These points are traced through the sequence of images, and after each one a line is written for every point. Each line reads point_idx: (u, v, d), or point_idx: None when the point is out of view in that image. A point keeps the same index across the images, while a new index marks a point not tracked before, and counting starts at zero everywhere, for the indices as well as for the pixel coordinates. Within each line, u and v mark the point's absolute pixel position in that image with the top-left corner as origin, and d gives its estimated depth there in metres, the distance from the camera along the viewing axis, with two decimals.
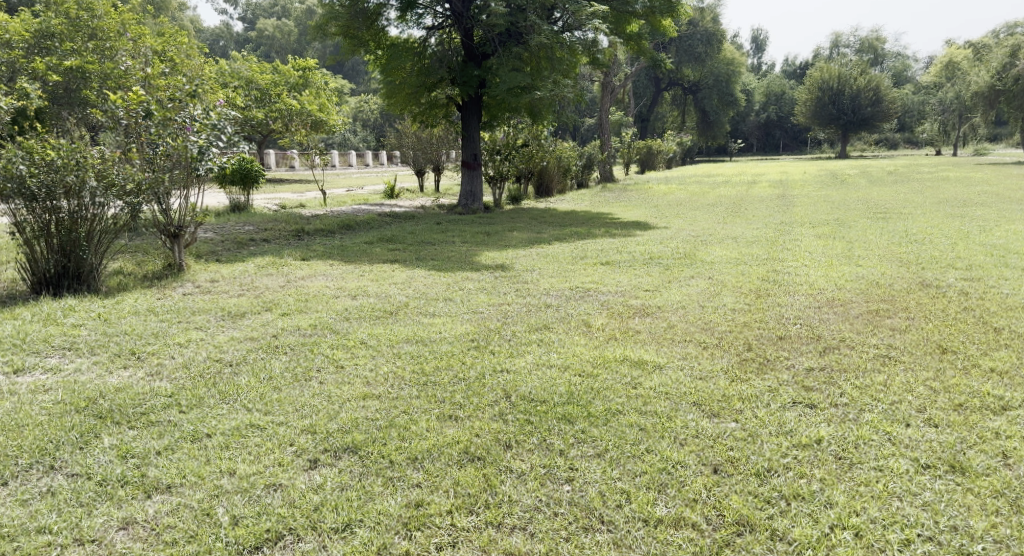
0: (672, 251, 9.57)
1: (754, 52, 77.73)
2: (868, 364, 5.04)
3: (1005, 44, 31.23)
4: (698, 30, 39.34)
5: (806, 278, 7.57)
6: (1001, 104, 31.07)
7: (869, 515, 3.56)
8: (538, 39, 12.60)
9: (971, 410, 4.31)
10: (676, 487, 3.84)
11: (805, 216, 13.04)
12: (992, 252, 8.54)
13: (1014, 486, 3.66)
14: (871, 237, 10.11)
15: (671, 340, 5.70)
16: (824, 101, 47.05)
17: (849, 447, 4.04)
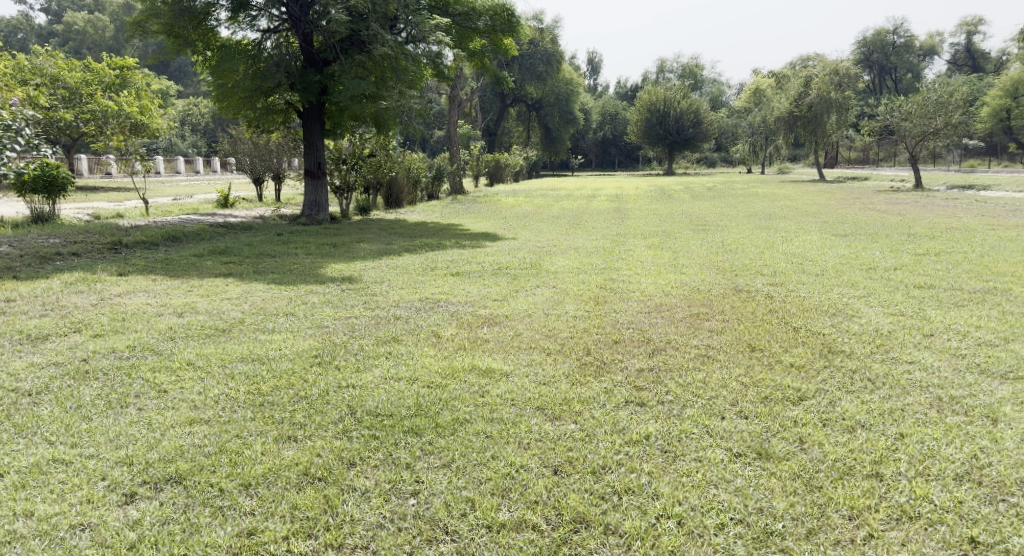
0: (518, 261, 9.80)
1: (590, 73, 81.80)
2: (691, 363, 5.42)
3: (799, 74, 34.95)
4: (538, 50, 40.80)
5: (638, 285, 8.03)
6: (799, 129, 34.56)
7: (690, 504, 3.81)
8: (382, 48, 12.46)
9: (775, 402, 4.76)
10: (519, 491, 3.93)
11: (638, 227, 13.83)
12: (792, 260, 9.49)
13: (809, 468, 4.04)
14: (694, 247, 10.90)
15: (517, 347, 5.84)
16: (652, 122, 50.15)
17: (673, 441, 4.32)
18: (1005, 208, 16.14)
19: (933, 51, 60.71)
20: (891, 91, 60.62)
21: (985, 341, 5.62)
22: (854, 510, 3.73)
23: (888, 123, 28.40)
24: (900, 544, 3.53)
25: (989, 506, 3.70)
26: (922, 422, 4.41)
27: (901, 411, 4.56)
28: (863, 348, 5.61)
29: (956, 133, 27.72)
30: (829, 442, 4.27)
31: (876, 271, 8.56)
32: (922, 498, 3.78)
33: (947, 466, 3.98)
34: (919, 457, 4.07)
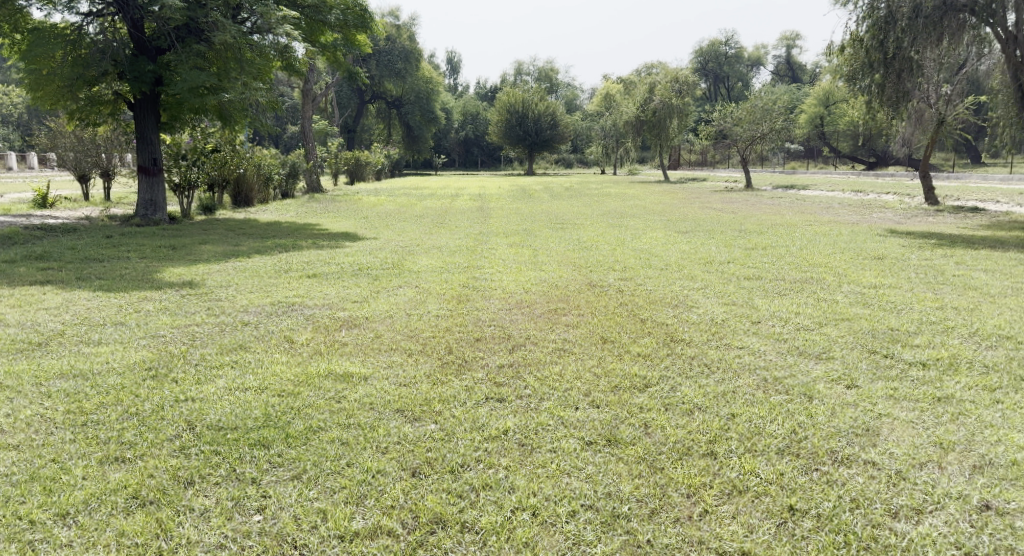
0: (380, 261, 9.60)
1: (449, 72, 81.96)
2: (548, 357, 5.54)
3: (644, 80, 36.80)
4: (395, 47, 40.33)
5: (499, 283, 8.10)
6: (645, 132, 36.44)
7: (543, 494, 3.86)
8: (223, 38, 11.76)
9: (624, 390, 4.94)
10: (374, 497, 3.83)
11: (498, 225, 13.98)
12: (640, 255, 9.96)
13: (652, 451, 4.19)
14: (553, 245, 11.15)
15: (377, 349, 5.71)
16: (511, 123, 50.88)
17: (530, 434, 4.38)
18: (820, 206, 17.87)
19: (758, 63, 66.25)
20: (724, 99, 65.41)
21: (803, 326, 6.16)
22: (691, 488, 3.88)
23: (722, 127, 30.59)
24: (731, 517, 3.68)
25: (805, 475, 3.92)
26: (750, 403, 4.70)
27: (732, 393, 4.85)
28: (701, 336, 5.97)
29: (780, 138, 30.34)
30: (671, 425, 4.46)
31: (713, 264, 9.15)
32: (749, 472, 3.98)
33: (771, 441, 4.22)
34: (747, 435, 4.30)
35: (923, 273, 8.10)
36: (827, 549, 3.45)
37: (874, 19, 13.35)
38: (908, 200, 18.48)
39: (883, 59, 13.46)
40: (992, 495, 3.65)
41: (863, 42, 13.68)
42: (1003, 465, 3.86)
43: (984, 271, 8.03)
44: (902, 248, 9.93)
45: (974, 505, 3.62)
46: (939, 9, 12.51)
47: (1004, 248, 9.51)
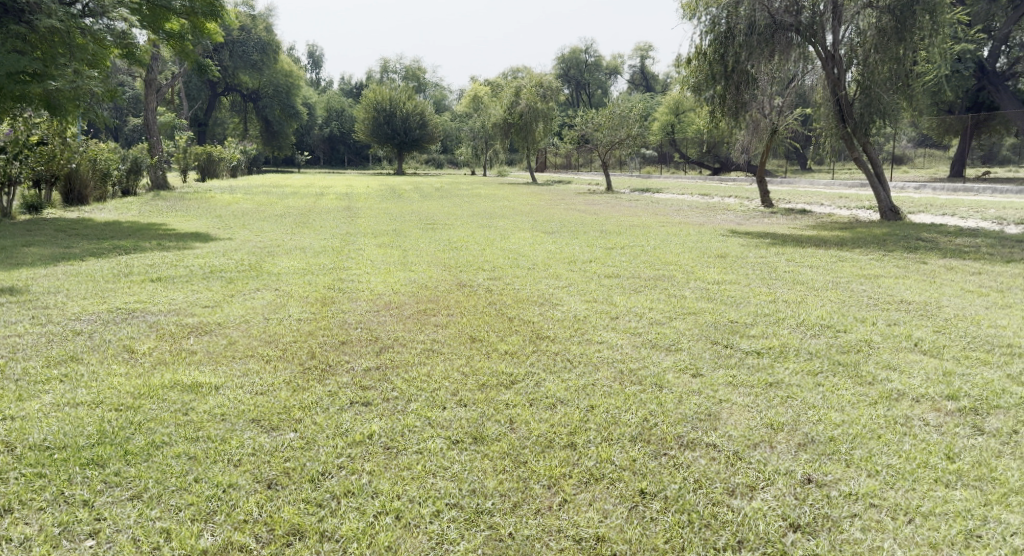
0: (236, 263, 9.18)
1: (312, 67, 79.53)
2: (416, 358, 5.52)
3: (510, 83, 37.41)
4: (251, 38, 38.75)
5: (366, 284, 7.98)
6: (512, 134, 37.09)
7: (407, 496, 3.82)
8: (48, 21, 10.82)
9: (490, 388, 4.99)
10: (225, 512, 3.67)
11: (365, 226, 13.76)
12: (508, 255, 10.13)
13: (516, 446, 4.24)
14: (421, 245, 11.11)
15: (231, 357, 5.46)
16: (379, 121, 49.96)
17: (396, 437, 4.33)
18: (673, 209, 18.93)
19: (616, 71, 69.22)
20: (585, 104, 67.68)
21: (655, 320, 6.51)
22: (552, 479, 3.96)
23: (583, 132, 31.64)
24: (588, 504, 3.77)
25: (655, 460, 4.09)
26: (607, 394, 4.88)
27: (591, 386, 5.02)
28: (565, 332, 6.16)
29: (636, 144, 31.83)
30: (535, 419, 4.53)
31: (576, 263, 9.46)
32: (606, 460, 4.10)
33: (626, 430, 4.38)
34: (605, 424, 4.45)
35: (759, 270, 8.77)
36: (673, 529, 3.58)
37: (716, 34, 14.20)
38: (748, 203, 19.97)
39: (724, 71, 14.34)
40: (814, 469, 3.91)
41: (707, 54, 14.50)
42: (823, 441, 4.16)
43: (810, 268, 8.82)
44: (743, 247, 10.72)
45: (798, 478, 3.86)
46: (770, 27, 13.70)
47: (827, 246, 10.47)
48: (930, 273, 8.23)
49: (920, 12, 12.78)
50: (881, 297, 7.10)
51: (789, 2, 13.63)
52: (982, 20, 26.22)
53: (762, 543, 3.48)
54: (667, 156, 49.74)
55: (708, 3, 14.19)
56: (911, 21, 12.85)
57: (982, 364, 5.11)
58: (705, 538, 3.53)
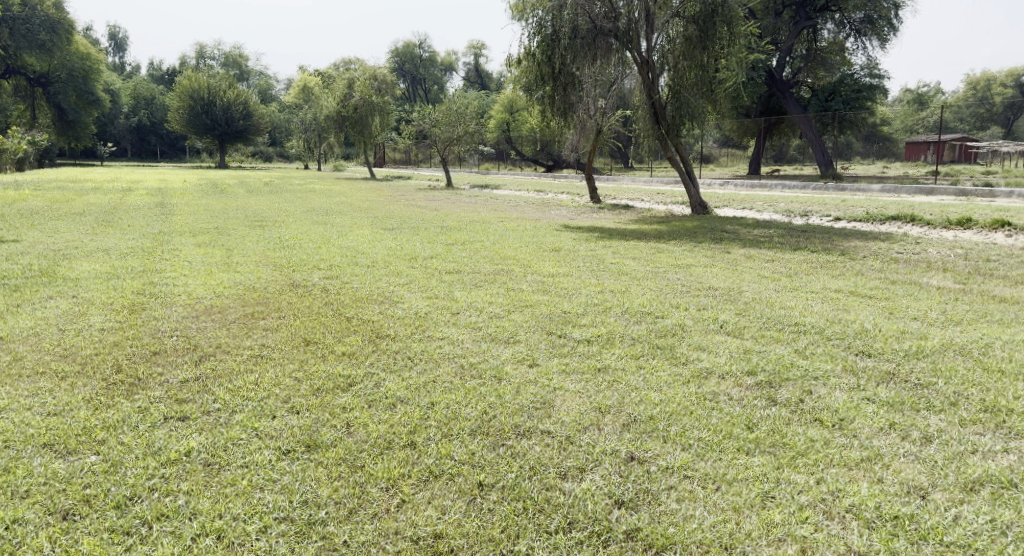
0: (24, 268, 8.31)
1: (115, 51, 73.15)
2: (242, 366, 5.29)
3: (342, 75, 36.54)
4: (36, 15, 35.21)
5: (183, 287, 7.52)
6: (346, 127, 36.25)
7: (230, 515, 3.67)
8: None
9: (325, 392, 4.89)
10: (8, 551, 3.40)
11: (183, 224, 12.93)
12: (345, 253, 9.93)
13: (353, 450, 4.19)
14: (247, 244, 10.63)
15: (18, 376, 4.96)
16: (196, 111, 46.76)
17: (218, 452, 4.15)
18: (509, 204, 19.42)
19: (450, 67, 69.70)
20: (420, 100, 67.56)
21: (494, 314, 6.67)
22: (390, 481, 3.94)
23: (420, 127, 31.60)
24: (426, 502, 3.79)
25: (492, 451, 4.18)
26: (447, 390, 4.92)
27: (431, 382, 5.04)
28: (405, 330, 6.15)
29: (472, 140, 32.25)
30: (373, 421, 4.49)
31: (416, 260, 9.46)
32: (445, 456, 4.14)
33: (465, 424, 4.44)
34: (445, 420, 4.49)
35: (589, 262, 9.24)
36: (508, 518, 3.67)
37: (543, 36, 14.74)
38: (579, 198, 20.90)
39: (552, 72, 14.92)
40: (636, 448, 4.17)
41: (534, 55, 15.01)
42: (644, 420, 4.47)
43: (634, 259, 9.41)
44: (573, 241, 11.22)
45: (623, 457, 4.09)
46: (591, 32, 14.43)
47: (648, 239, 11.23)
48: (734, 261, 9.07)
49: (719, 24, 14.02)
50: (693, 285, 7.73)
51: (607, 9, 14.50)
52: (770, 33, 29.36)
53: (591, 522, 3.61)
54: (503, 152, 50.88)
55: (534, 5, 14.67)
56: (712, 31, 14.14)
57: (775, 341, 5.72)
58: (538, 523, 3.63)
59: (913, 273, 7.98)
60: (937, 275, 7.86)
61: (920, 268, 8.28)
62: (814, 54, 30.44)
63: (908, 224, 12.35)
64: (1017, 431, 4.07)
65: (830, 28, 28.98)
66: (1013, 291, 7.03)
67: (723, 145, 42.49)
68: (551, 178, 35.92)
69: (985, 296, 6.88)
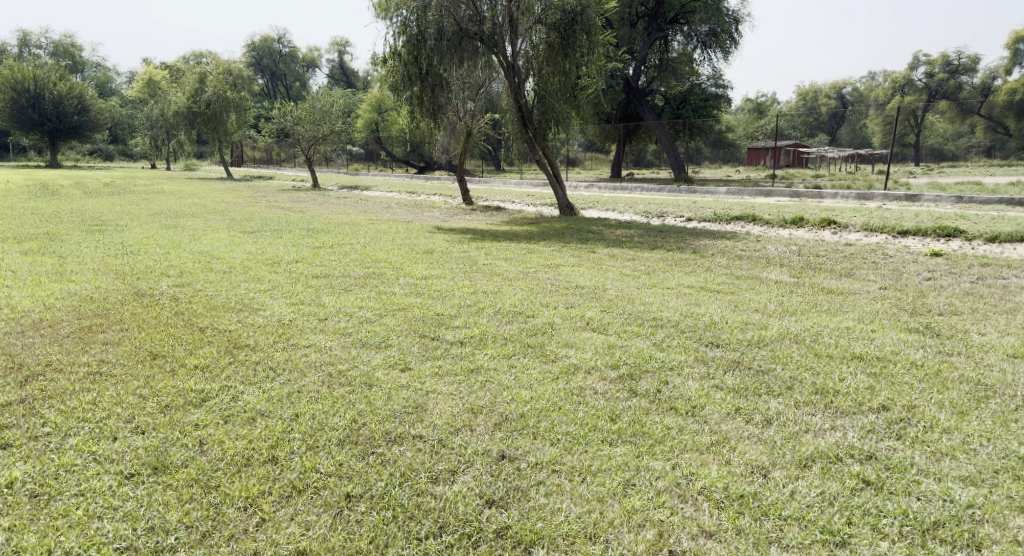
0: None
1: None
2: (77, 385, 4.93)
3: (192, 70, 34.68)
4: None
5: (7, 300, 6.91)
6: (198, 124, 34.30)
7: (63, 549, 3.46)
8: None
9: (175, 409, 4.66)
10: None
11: (7, 230, 11.84)
12: (198, 259, 9.45)
13: (207, 469, 4.03)
14: (85, 251, 9.90)
15: None
16: (21, 104, 42.83)
17: (47, 481, 3.88)
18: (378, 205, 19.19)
19: (311, 64, 67.88)
20: (280, 97, 65.30)
21: (364, 319, 6.58)
22: (249, 499, 3.82)
23: (281, 125, 30.55)
24: (288, 519, 3.70)
25: (361, 460, 4.14)
26: (313, 400, 4.81)
27: (296, 393, 4.91)
28: (266, 339, 5.95)
29: (337, 139, 31.55)
30: (230, 437, 4.33)
31: (279, 264, 9.16)
32: (309, 469, 4.05)
33: (332, 435, 4.37)
34: (309, 432, 4.40)
35: (461, 264, 9.31)
36: (377, 527, 3.65)
37: (408, 35, 14.54)
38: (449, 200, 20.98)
39: (419, 73, 14.75)
40: (507, 446, 4.26)
41: (400, 56, 14.77)
42: (514, 418, 4.57)
43: (504, 260, 9.58)
44: (445, 243, 11.25)
45: (494, 456, 4.17)
46: (456, 34, 14.53)
47: (518, 240, 11.47)
48: (598, 260, 9.44)
49: (579, 32, 14.58)
50: (562, 284, 7.97)
51: (471, 12, 14.65)
52: (626, 43, 30.79)
53: (461, 524, 3.66)
54: (372, 153, 50.03)
55: (399, 5, 14.55)
56: (573, 39, 14.68)
57: (636, 335, 6.02)
58: (408, 530, 3.64)
59: (755, 269, 8.61)
60: (775, 270, 8.53)
61: (760, 264, 8.95)
62: (666, 64, 31.82)
63: (752, 223, 13.31)
64: (843, 409, 4.51)
65: (679, 39, 31.04)
66: (838, 283, 7.76)
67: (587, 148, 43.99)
68: (421, 179, 35.66)
69: (816, 288, 7.55)
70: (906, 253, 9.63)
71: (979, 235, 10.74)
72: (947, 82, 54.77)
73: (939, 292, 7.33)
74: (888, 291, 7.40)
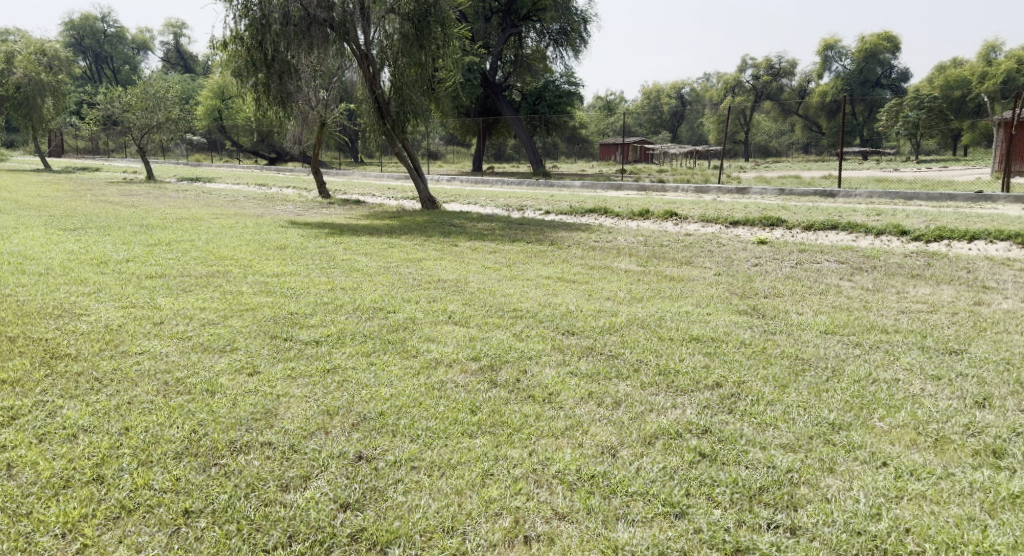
0: None
1: None
2: None
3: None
4: None
5: None
6: (8, 110, 30.88)
7: None
8: None
9: None
10: None
11: None
12: (9, 261, 8.56)
13: (18, 496, 3.70)
14: None
15: None
16: None
17: None
18: (225, 199, 18.25)
19: (142, 47, 63.36)
20: (107, 81, 60.45)
21: (208, 321, 6.24)
22: (67, 525, 3.55)
23: (109, 112, 28.25)
24: (116, 542, 3.47)
25: (202, 473, 3.93)
26: (147, 412, 4.51)
27: (127, 405, 4.58)
28: (91, 347, 5.51)
29: (176, 128, 29.62)
30: (46, 458, 4.00)
31: (107, 265, 8.50)
32: (142, 486, 3.81)
33: (168, 447, 4.12)
34: (141, 447, 4.12)
35: (318, 260, 9.04)
36: (219, 543, 3.49)
37: (250, 19, 13.79)
38: (304, 194, 20.33)
39: (264, 59, 14.09)
40: (364, 446, 4.19)
41: (242, 40, 14.03)
42: (372, 417, 4.50)
43: (364, 255, 9.41)
44: (300, 238, 10.89)
45: (350, 458, 4.09)
46: (304, 20, 13.99)
47: (376, 234, 11.30)
48: (460, 253, 9.48)
49: (433, 24, 14.73)
50: (423, 278, 7.92)
51: None
52: (481, 37, 31.04)
53: (313, 531, 3.57)
54: (215, 143, 47.47)
55: None
56: (427, 31, 14.74)
57: (497, 327, 6.11)
58: (254, 542, 3.51)
59: (607, 259, 8.98)
60: (624, 260, 8.93)
61: (611, 255, 9.35)
62: (521, 60, 32.61)
63: (603, 216, 13.85)
64: (683, 388, 4.80)
65: (532, 36, 31.94)
66: (678, 270, 8.24)
67: (447, 142, 43.99)
68: (274, 171, 34.26)
69: (661, 276, 7.97)
70: (738, 241, 10.38)
71: (798, 223, 11.78)
72: (770, 84, 59.71)
73: (765, 276, 7.95)
74: (722, 277, 7.94)
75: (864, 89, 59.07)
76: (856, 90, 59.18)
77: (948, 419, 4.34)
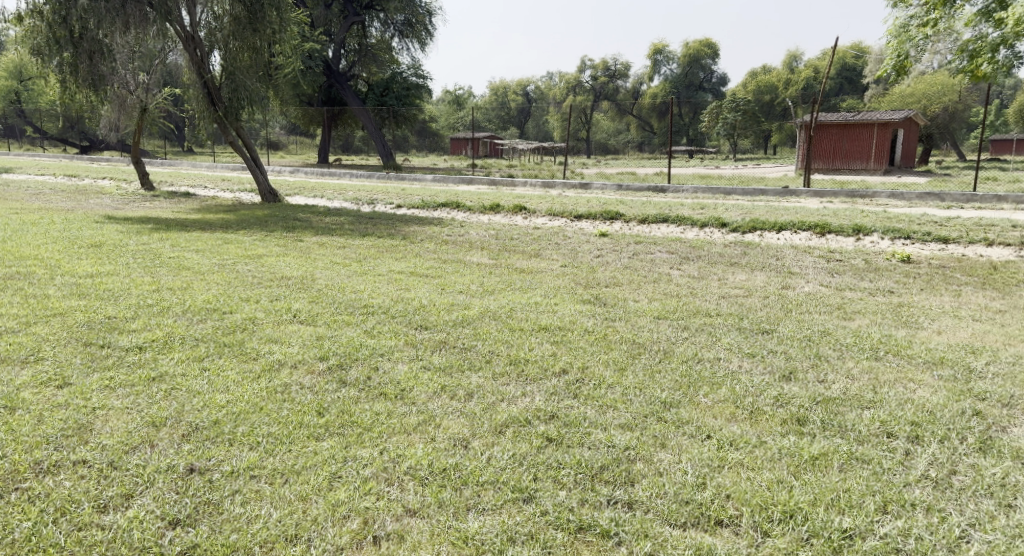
0: None
1: None
2: None
3: None
4: None
5: None
6: None
7: None
8: None
9: None
10: None
11: None
12: None
13: None
14: None
15: None
16: None
17: None
18: (29, 192, 16.43)
19: None
20: None
21: (4, 330, 5.56)
22: None
23: None
24: None
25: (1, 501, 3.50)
26: None
27: None
28: None
29: None
30: None
31: None
32: None
33: None
34: None
35: (140, 258, 8.33)
36: None
37: None
38: (124, 185, 18.76)
39: (70, 36, 12.81)
40: (196, 458, 3.90)
41: (43, 14, 12.61)
42: (206, 426, 4.20)
43: (195, 252, 8.80)
44: (119, 234, 10.00)
45: (180, 472, 3.79)
46: None
47: (210, 229, 10.61)
48: (305, 249, 9.09)
49: (268, 7, 13.91)
50: (265, 276, 7.51)
51: None
52: (322, 24, 29.95)
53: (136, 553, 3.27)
54: (15, 129, 42.60)
55: None
56: (261, 14, 13.91)
57: (346, 324, 5.90)
58: None
59: (460, 253, 8.97)
60: (476, 253, 8.96)
61: (464, 248, 9.34)
62: (366, 49, 31.96)
63: (455, 210, 13.84)
64: (532, 377, 4.86)
65: (376, 26, 31.20)
66: (528, 263, 8.38)
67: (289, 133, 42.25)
68: (91, 161, 31.30)
69: (511, 269, 8.06)
70: (582, 234, 10.74)
71: (635, 217, 12.38)
72: (608, 84, 62.62)
73: (606, 267, 8.26)
74: (567, 268, 8.16)
75: (691, 91, 62.87)
76: (684, 92, 63.26)
77: (761, 392, 4.71)
